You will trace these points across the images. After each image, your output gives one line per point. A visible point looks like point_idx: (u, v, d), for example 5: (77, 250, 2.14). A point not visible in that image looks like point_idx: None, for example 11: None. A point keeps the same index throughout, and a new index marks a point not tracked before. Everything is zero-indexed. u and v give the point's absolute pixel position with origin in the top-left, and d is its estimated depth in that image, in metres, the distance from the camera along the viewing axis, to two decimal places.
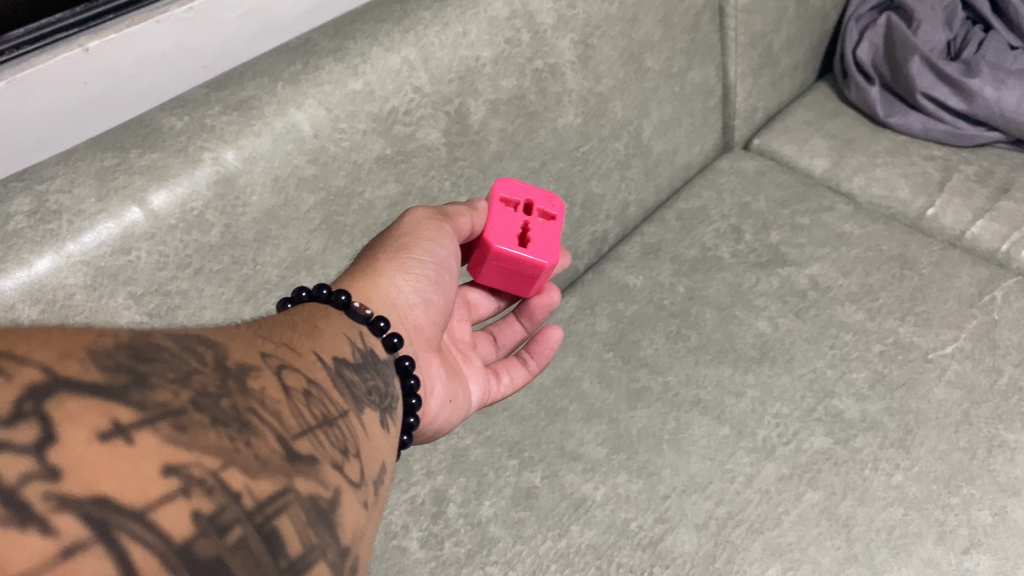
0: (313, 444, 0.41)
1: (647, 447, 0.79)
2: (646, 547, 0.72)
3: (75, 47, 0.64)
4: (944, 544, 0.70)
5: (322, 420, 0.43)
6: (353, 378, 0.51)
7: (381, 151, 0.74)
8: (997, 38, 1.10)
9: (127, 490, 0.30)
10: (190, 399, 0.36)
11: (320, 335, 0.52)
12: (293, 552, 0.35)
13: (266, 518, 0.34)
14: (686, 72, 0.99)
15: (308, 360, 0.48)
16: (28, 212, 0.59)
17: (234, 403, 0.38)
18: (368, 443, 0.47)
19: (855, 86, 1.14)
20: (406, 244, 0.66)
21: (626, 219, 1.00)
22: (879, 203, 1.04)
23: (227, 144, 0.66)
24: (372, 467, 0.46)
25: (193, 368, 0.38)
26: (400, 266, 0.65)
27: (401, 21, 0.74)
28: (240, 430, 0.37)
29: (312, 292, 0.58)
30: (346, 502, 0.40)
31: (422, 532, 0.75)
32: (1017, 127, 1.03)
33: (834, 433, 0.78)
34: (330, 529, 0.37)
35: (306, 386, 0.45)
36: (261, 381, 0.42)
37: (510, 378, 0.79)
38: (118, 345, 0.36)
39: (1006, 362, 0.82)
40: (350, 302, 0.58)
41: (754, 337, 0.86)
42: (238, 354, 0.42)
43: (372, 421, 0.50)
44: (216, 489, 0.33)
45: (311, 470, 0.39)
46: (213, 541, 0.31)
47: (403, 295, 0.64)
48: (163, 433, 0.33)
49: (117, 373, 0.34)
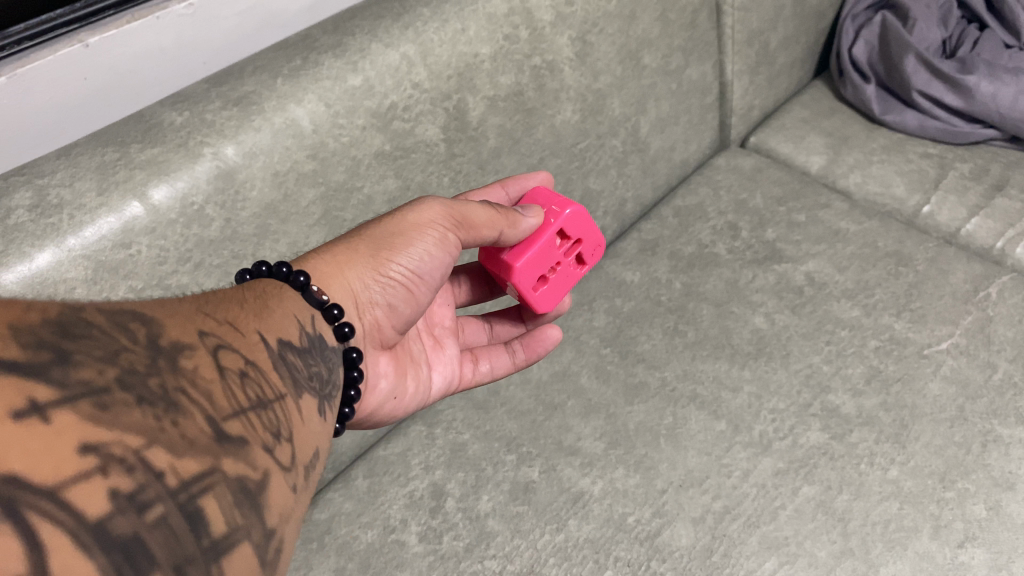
0: (245, 426, 0.41)
1: (645, 442, 0.79)
2: (643, 541, 0.73)
3: (75, 42, 0.64)
4: (939, 538, 0.70)
5: (256, 403, 0.44)
6: (295, 362, 0.52)
7: (381, 147, 0.74)
8: (992, 36, 1.10)
9: (40, 468, 0.31)
10: (116, 377, 0.36)
11: (268, 314, 0.53)
12: (216, 531, 0.35)
13: (190, 496, 0.35)
14: (684, 70, 0.99)
15: (250, 341, 0.48)
16: (30, 207, 0.59)
17: (163, 382, 0.38)
18: (304, 428, 0.48)
19: (851, 84, 1.14)
20: (392, 243, 0.66)
21: (623, 215, 1.01)
22: (875, 200, 1.05)
23: (226, 139, 0.66)
24: (305, 451, 0.47)
25: (122, 345, 0.38)
26: (375, 265, 0.65)
27: (400, 18, 0.75)
28: (168, 409, 0.37)
29: (271, 268, 0.60)
30: (276, 484, 0.41)
31: (420, 526, 0.76)
32: (1012, 124, 1.03)
33: (830, 428, 0.78)
34: (257, 510, 0.38)
35: (243, 366, 0.45)
36: (193, 360, 0.41)
37: (489, 367, 0.79)
38: (44, 320, 0.36)
39: (1000, 357, 0.82)
40: (308, 283, 0.61)
41: (750, 333, 0.87)
42: (174, 331, 0.42)
43: (310, 406, 0.51)
44: (138, 468, 0.34)
45: (241, 450, 0.40)
46: (131, 519, 0.32)
47: (366, 293, 0.66)
48: (83, 412, 0.34)
49: (39, 350, 0.34)
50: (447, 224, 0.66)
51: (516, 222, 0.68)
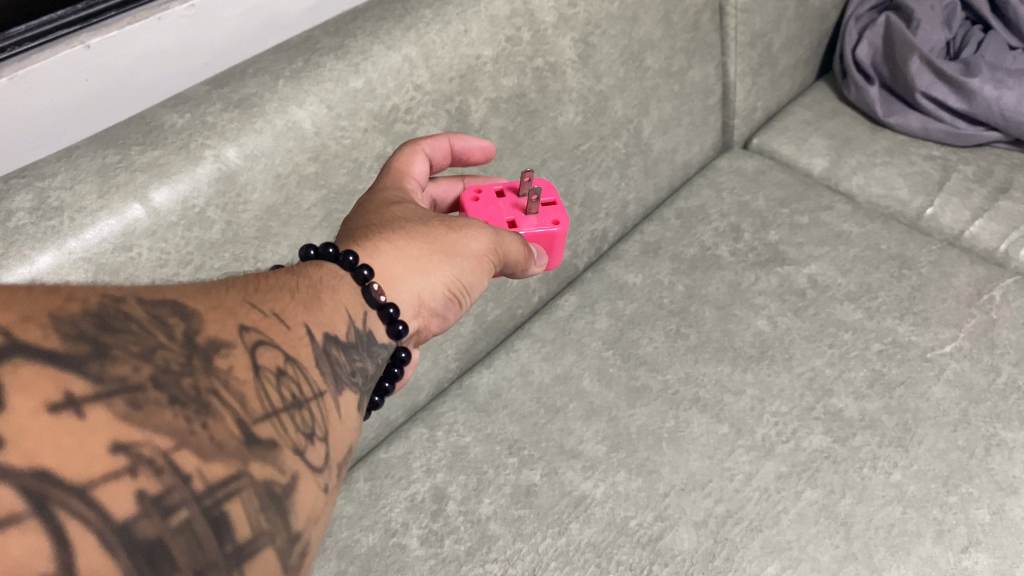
0: (277, 428, 0.40)
1: (647, 445, 0.79)
2: (645, 545, 0.72)
3: (76, 43, 0.64)
4: (943, 542, 0.70)
5: (290, 403, 0.42)
6: (339, 357, 0.49)
7: (382, 149, 0.74)
8: (996, 38, 1.10)
9: (71, 465, 0.31)
10: (151, 375, 0.36)
11: (317, 307, 0.50)
12: (240, 537, 0.35)
13: (216, 501, 0.35)
14: (686, 71, 0.99)
15: (295, 336, 0.46)
16: (30, 209, 0.59)
17: (196, 382, 0.38)
18: (341, 427, 0.46)
19: (854, 86, 1.14)
20: (460, 265, 0.61)
21: (625, 217, 1.01)
22: (878, 202, 1.04)
23: (228, 141, 0.66)
24: (340, 451, 0.45)
25: (159, 342, 0.38)
26: (443, 282, 0.60)
27: (401, 19, 0.74)
28: (199, 410, 0.37)
29: (337, 253, 0.55)
30: (306, 488, 0.40)
31: (422, 529, 0.75)
32: (1016, 127, 1.03)
33: (833, 432, 0.78)
34: (284, 515, 0.37)
35: (281, 364, 0.44)
36: (228, 359, 0.40)
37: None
38: (84, 311, 0.36)
39: (1003, 360, 0.82)
40: (370, 278, 0.55)
41: (753, 336, 0.86)
42: (212, 328, 0.41)
43: (350, 403, 0.49)
44: (165, 470, 0.34)
45: (271, 454, 0.39)
46: (155, 522, 0.32)
47: (428, 305, 0.60)
48: (116, 409, 0.34)
49: (78, 342, 0.35)
50: (499, 259, 0.63)
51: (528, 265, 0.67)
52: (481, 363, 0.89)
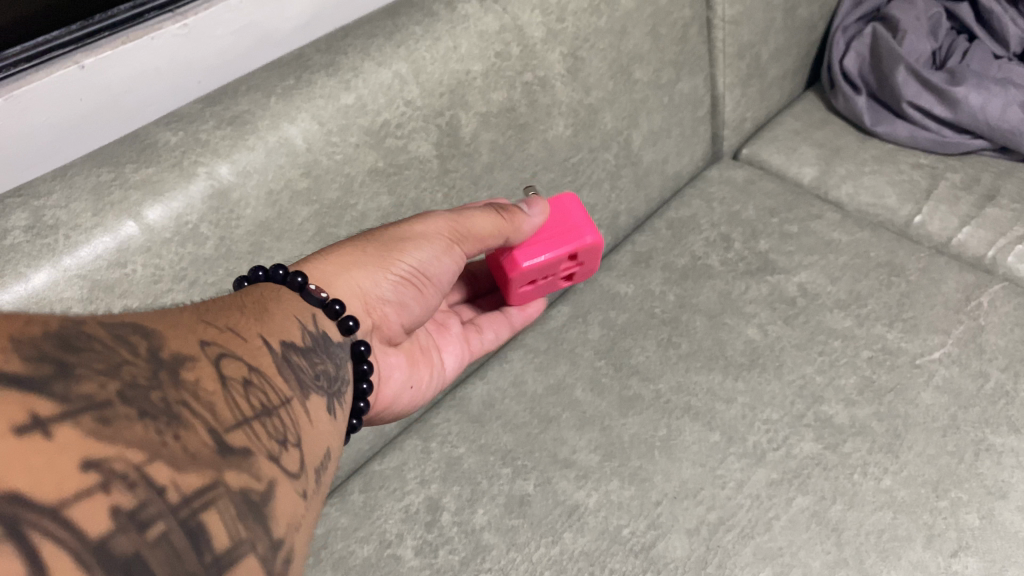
0: (248, 436, 0.41)
1: (639, 454, 0.79)
2: (638, 553, 0.73)
3: (71, 63, 0.65)
4: (933, 547, 0.71)
5: (259, 411, 0.44)
6: (301, 364, 0.52)
7: (374, 164, 0.75)
8: (982, 48, 1.12)
9: (43, 486, 0.31)
10: (117, 391, 0.37)
11: (270, 319, 0.53)
12: (219, 546, 0.35)
13: (192, 512, 0.35)
14: (675, 83, 1.00)
15: (253, 347, 0.49)
16: (26, 227, 0.60)
17: (164, 395, 0.39)
18: (312, 431, 0.48)
19: (842, 96, 1.15)
20: (397, 244, 0.67)
21: (617, 228, 1.01)
22: (867, 210, 1.06)
23: (220, 158, 0.67)
24: (314, 456, 0.47)
25: (122, 359, 0.39)
26: (383, 267, 0.66)
27: (392, 36, 0.75)
28: (169, 422, 0.38)
29: (269, 273, 0.60)
30: (281, 494, 0.41)
31: (416, 540, 0.76)
32: (1001, 135, 1.04)
33: (824, 438, 0.79)
34: (262, 522, 0.38)
35: (247, 374, 0.45)
36: (194, 371, 0.42)
37: (493, 338, 0.82)
38: (45, 334, 0.37)
39: (992, 366, 0.83)
40: (306, 284, 0.61)
41: (743, 344, 0.87)
42: (175, 343, 0.43)
43: (318, 407, 0.51)
44: (139, 484, 0.34)
45: (243, 461, 0.40)
46: (133, 537, 0.33)
47: (374, 290, 0.66)
48: (85, 426, 0.34)
49: (41, 364, 0.35)
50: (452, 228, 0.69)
51: (520, 223, 0.70)
52: (475, 374, 0.90)
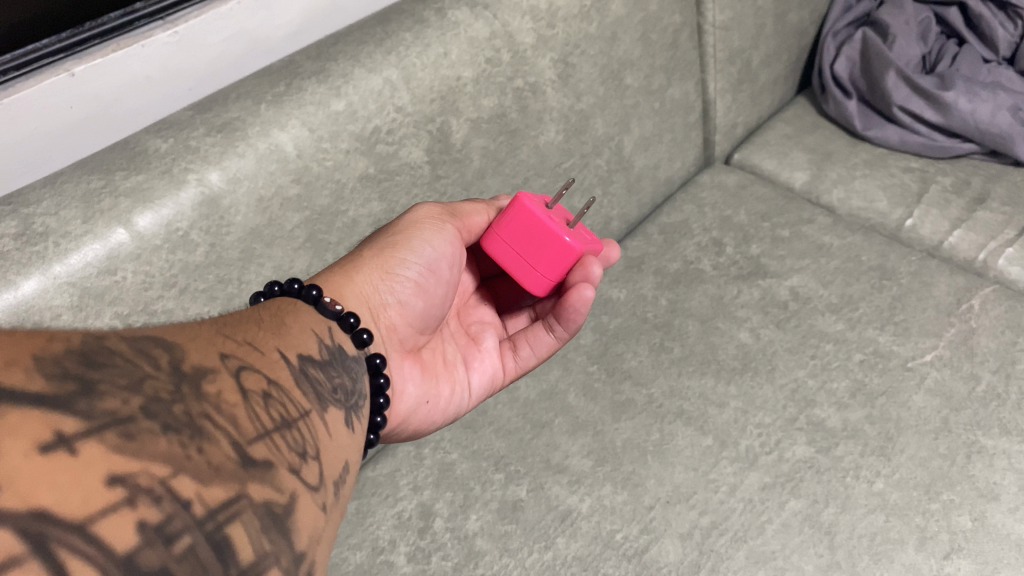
0: (270, 448, 0.41)
1: (632, 459, 0.79)
2: (631, 557, 0.73)
3: (62, 71, 0.65)
4: (925, 550, 0.71)
5: (280, 423, 0.44)
6: (318, 376, 0.52)
7: (364, 170, 0.75)
8: (971, 51, 1.13)
9: (68, 502, 0.31)
10: (141, 405, 0.37)
11: (286, 332, 0.53)
12: (244, 559, 0.35)
13: (218, 525, 0.35)
14: (666, 89, 1.00)
15: (271, 360, 0.49)
16: (15, 235, 0.60)
17: (188, 408, 0.38)
18: (331, 444, 0.48)
19: (833, 100, 1.16)
20: (395, 243, 0.69)
21: (609, 233, 1.02)
22: (858, 214, 1.06)
23: (211, 165, 0.67)
24: (332, 468, 0.47)
25: (145, 373, 0.39)
26: (380, 265, 0.68)
27: (382, 42, 0.75)
28: (193, 435, 0.37)
29: (283, 287, 0.62)
30: (303, 507, 0.41)
31: (409, 547, 0.76)
32: (991, 138, 1.05)
33: (816, 442, 0.79)
34: (285, 534, 0.38)
35: (267, 387, 0.45)
36: (217, 384, 0.42)
37: (530, 351, 0.79)
38: (68, 350, 0.37)
39: (983, 369, 0.83)
40: (320, 296, 0.62)
41: (735, 348, 0.87)
42: (196, 356, 0.43)
43: (336, 420, 0.51)
44: (164, 498, 0.34)
45: (266, 474, 0.39)
46: (158, 551, 0.32)
47: (379, 295, 0.68)
48: (110, 442, 0.34)
49: (64, 381, 0.35)
50: (440, 216, 0.71)
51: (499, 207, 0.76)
52: None
